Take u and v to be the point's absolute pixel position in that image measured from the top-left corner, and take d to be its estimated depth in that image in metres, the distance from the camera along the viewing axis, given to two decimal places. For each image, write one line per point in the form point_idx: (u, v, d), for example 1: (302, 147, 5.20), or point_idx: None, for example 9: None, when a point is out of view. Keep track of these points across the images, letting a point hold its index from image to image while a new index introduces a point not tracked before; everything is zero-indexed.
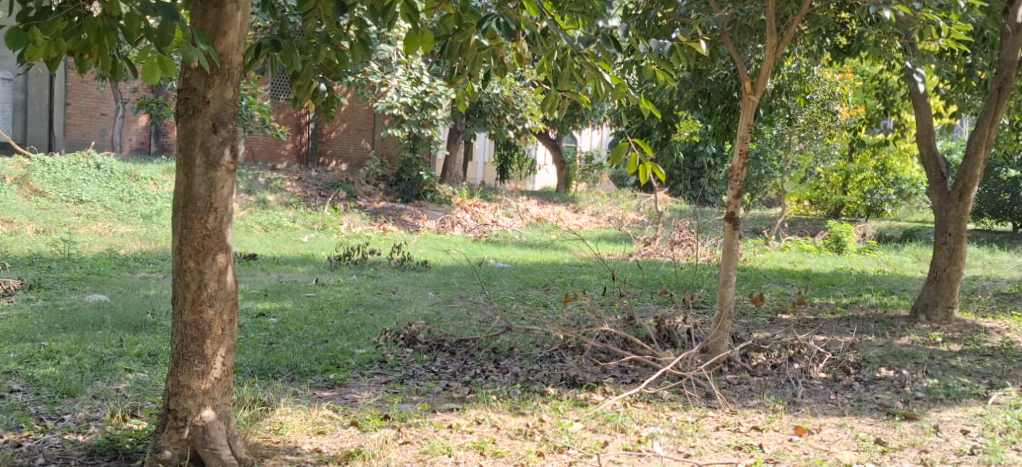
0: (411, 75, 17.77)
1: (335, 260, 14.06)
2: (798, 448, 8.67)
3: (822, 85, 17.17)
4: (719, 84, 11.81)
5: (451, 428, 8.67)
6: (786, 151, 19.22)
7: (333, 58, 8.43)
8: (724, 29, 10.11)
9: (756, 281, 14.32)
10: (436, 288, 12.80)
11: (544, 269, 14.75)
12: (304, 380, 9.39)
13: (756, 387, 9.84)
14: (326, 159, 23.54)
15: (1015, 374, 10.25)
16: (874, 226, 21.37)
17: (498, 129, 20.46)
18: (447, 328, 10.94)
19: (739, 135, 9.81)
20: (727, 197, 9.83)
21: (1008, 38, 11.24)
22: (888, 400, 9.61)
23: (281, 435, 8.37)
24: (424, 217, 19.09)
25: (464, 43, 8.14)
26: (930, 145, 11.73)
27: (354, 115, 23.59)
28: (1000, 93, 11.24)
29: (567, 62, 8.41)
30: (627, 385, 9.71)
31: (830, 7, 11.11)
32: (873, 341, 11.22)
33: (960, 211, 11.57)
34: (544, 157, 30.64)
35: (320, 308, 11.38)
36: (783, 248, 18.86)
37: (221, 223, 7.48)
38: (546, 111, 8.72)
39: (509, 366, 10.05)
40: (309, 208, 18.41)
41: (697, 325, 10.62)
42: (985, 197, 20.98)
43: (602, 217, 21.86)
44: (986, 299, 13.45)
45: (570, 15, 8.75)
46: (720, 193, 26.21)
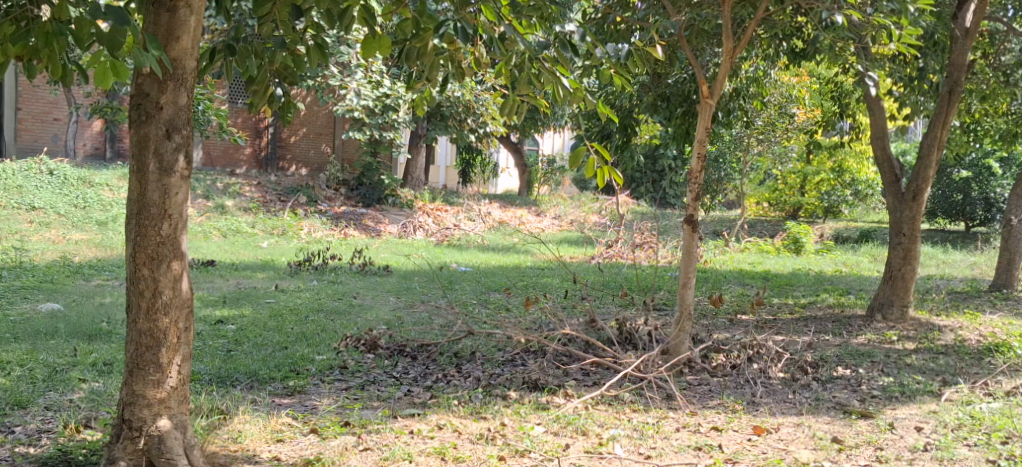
0: (371, 78, 17.76)
1: (295, 265, 14.02)
2: (757, 447, 8.74)
3: (779, 88, 17.38)
4: (678, 88, 11.94)
5: (413, 434, 8.68)
6: (744, 153, 19.39)
7: (289, 62, 8.40)
8: (681, 32, 10.16)
9: (715, 283, 14.42)
10: (397, 292, 12.79)
11: (505, 273, 14.78)
12: (262, 387, 9.37)
13: (716, 388, 9.91)
14: (286, 163, 23.43)
15: (967, 371, 10.41)
16: (831, 228, 21.58)
17: (460, 132, 20.46)
18: (409, 333, 10.93)
19: (697, 138, 9.88)
20: (686, 199, 9.89)
21: (957, 42, 11.49)
22: (844, 398, 9.71)
23: (239, 443, 8.35)
24: (386, 221, 19.07)
25: (422, 47, 8.14)
26: (884, 146, 11.86)
27: (313, 119, 23.45)
28: (951, 95, 11.40)
29: (526, 67, 8.40)
30: (588, 388, 9.74)
31: (786, 12, 11.22)
32: (830, 340, 11.34)
33: (914, 212, 11.71)
34: (506, 161, 30.70)
35: (279, 315, 11.33)
36: (742, 249, 18.99)
37: (175, 230, 7.45)
38: (506, 116, 8.67)
39: (471, 370, 10.05)
40: (268, 213, 18.33)
41: (657, 327, 10.68)
42: (939, 198, 21.24)
43: (564, 220, 21.93)
44: (941, 298, 13.61)
45: (528, 19, 8.76)
46: (681, 195, 26.36)
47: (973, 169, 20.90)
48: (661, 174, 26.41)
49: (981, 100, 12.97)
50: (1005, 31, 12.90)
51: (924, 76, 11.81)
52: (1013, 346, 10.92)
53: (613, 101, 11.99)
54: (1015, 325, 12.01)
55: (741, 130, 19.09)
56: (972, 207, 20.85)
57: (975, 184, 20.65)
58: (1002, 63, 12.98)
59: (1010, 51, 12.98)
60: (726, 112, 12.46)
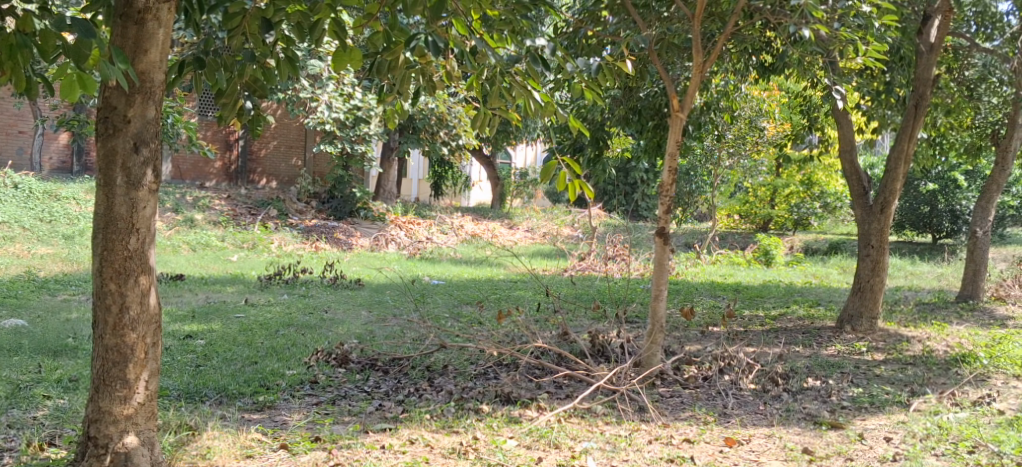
0: (342, 91, 17.71)
1: (265, 279, 13.95)
2: (728, 459, 8.76)
3: (749, 102, 17.59)
4: (650, 102, 11.95)
5: (384, 449, 8.66)
6: (715, 167, 19.46)
7: (259, 75, 8.35)
8: (652, 47, 10.19)
9: (687, 295, 14.45)
10: (369, 306, 12.75)
11: (478, 286, 14.77)
12: (231, 403, 9.31)
13: (688, 400, 9.91)
14: (256, 176, 23.18)
15: (935, 381, 10.46)
16: (801, 240, 21.69)
17: (432, 145, 20.38)
18: (380, 347, 10.89)
19: (668, 151, 9.90)
20: (657, 212, 9.91)
21: (922, 57, 11.59)
22: (814, 409, 9.73)
23: (208, 460, 8.30)
24: (357, 234, 19.00)
25: (393, 59, 8.15)
26: (852, 160, 11.89)
27: (285, 132, 23.36)
28: (916, 110, 11.50)
29: (497, 80, 8.45)
30: (561, 401, 9.73)
31: (755, 26, 11.30)
32: (800, 351, 11.37)
33: (882, 224, 11.80)
34: (478, 174, 30.65)
35: (249, 330, 11.26)
36: (713, 261, 19.04)
37: (142, 244, 7.40)
38: (478, 129, 8.68)
39: (443, 384, 10.02)
40: (238, 226, 18.24)
41: (630, 339, 10.69)
42: (906, 210, 21.40)
43: (537, 233, 21.95)
44: (909, 309, 13.69)
45: (499, 32, 8.75)
46: (653, 208, 26.43)
47: (939, 181, 21.00)
48: (634, 186, 26.48)
49: (947, 114, 13.04)
50: (969, 47, 13.05)
51: (892, 90, 11.83)
52: (980, 357, 10.99)
53: (584, 114, 11.95)
54: (982, 336, 12.09)
55: (712, 143, 19.15)
56: (939, 219, 21.05)
57: (941, 197, 20.79)
58: (966, 79, 13.23)
59: (973, 66, 13.20)
60: (697, 126, 12.47)
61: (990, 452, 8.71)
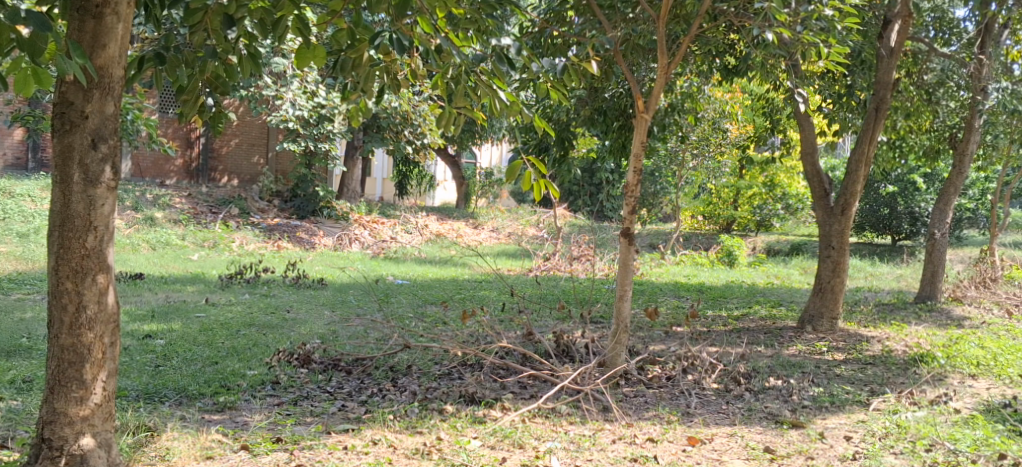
0: (306, 89, 17.59)
1: (226, 279, 13.80)
2: (691, 458, 8.76)
3: (713, 104, 17.64)
4: (615, 103, 11.86)
5: (347, 449, 8.60)
6: (679, 168, 19.50)
7: (221, 72, 8.24)
8: (616, 48, 10.18)
9: (651, 295, 14.45)
10: (332, 306, 12.65)
11: (443, 285, 14.70)
12: (191, 403, 9.21)
13: (652, 399, 9.89)
14: (218, 174, 22.96)
15: (894, 381, 10.52)
16: (764, 241, 21.79)
17: (397, 144, 20.18)
18: (344, 347, 10.81)
19: (633, 153, 9.89)
20: (622, 212, 9.90)
21: (883, 61, 11.62)
22: (775, 409, 9.74)
23: (167, 461, 8.21)
24: (321, 233, 18.87)
25: (356, 58, 8.07)
26: (814, 162, 11.92)
27: (248, 130, 23.07)
28: (877, 112, 11.54)
29: (462, 79, 8.41)
30: (525, 401, 9.69)
31: (719, 29, 11.32)
32: (762, 351, 11.39)
33: (843, 226, 11.85)
34: (444, 173, 30.56)
35: (210, 330, 11.14)
36: (677, 262, 19.07)
37: (101, 242, 7.29)
38: (442, 127, 8.57)
39: (407, 384, 9.94)
40: (199, 225, 18.07)
41: (594, 339, 10.69)
42: (867, 212, 21.54)
43: (501, 233, 21.90)
44: (868, 309, 13.76)
45: (464, 31, 8.68)
46: (618, 208, 26.45)
47: (898, 184, 21.12)
48: (598, 187, 26.48)
49: (905, 117, 13.18)
50: (927, 51, 12.85)
51: (852, 92, 11.99)
52: (938, 357, 11.06)
53: (550, 114, 11.96)
54: (939, 336, 12.17)
55: (676, 144, 19.17)
56: (899, 221, 21.14)
57: (901, 199, 20.93)
58: (925, 83, 13.03)
59: (932, 70, 12.98)
60: (662, 127, 12.42)
61: (947, 450, 8.75)
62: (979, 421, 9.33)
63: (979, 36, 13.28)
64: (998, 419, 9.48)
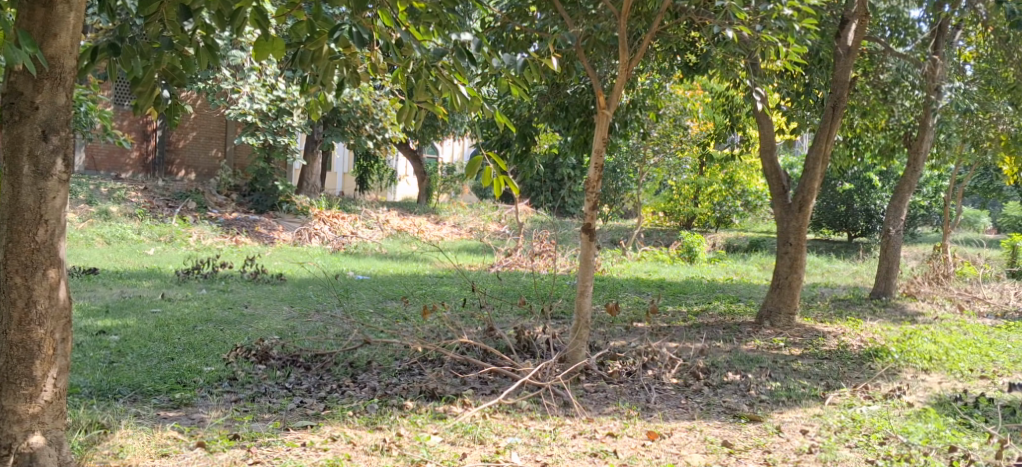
0: (264, 82, 17.48)
1: (182, 273, 13.65)
2: (650, 453, 8.76)
3: (674, 101, 17.63)
4: (577, 99, 11.73)
5: (305, 446, 8.53)
6: (640, 164, 19.54)
7: (177, 64, 8.11)
8: (579, 44, 10.20)
9: (612, 291, 14.43)
10: (291, 301, 12.53)
11: (403, 281, 14.60)
12: (147, 400, 9.09)
13: (612, 394, 9.86)
14: (174, 168, 22.64)
15: (850, 376, 10.56)
16: (723, 237, 21.85)
17: (357, 139, 19.95)
18: (303, 343, 10.69)
19: (594, 148, 9.90)
20: (583, 208, 9.88)
21: (840, 60, 11.60)
22: (734, 403, 9.76)
23: (120, 459, 8.13)
24: (279, 227, 18.71)
25: (316, 50, 8.00)
26: (772, 159, 11.93)
27: (205, 123, 22.78)
28: (834, 111, 11.54)
29: (422, 73, 8.38)
30: (486, 397, 9.64)
31: (680, 27, 11.40)
32: (720, 347, 11.39)
33: (800, 222, 11.86)
34: (405, 168, 30.42)
35: (165, 325, 10.99)
36: (638, 258, 19.06)
37: (51, 236, 7.17)
38: (402, 122, 8.59)
39: (367, 380, 9.88)
40: (155, 219, 17.86)
41: (555, 334, 10.66)
42: (824, 210, 21.67)
43: (463, 229, 21.82)
44: (825, 305, 13.83)
45: (425, 26, 8.66)
46: (579, 205, 26.47)
47: (855, 181, 21.22)
48: (560, 183, 26.44)
49: (862, 115, 13.18)
50: (883, 51, 12.86)
51: (811, 91, 12.15)
52: (892, 351, 11.14)
53: (511, 110, 11.84)
54: (894, 331, 12.25)
55: (638, 141, 19.21)
56: (854, 218, 21.30)
57: (857, 196, 21.05)
58: (881, 82, 12.97)
59: (888, 70, 12.90)
60: (623, 124, 12.30)
61: (900, 443, 8.83)
62: (931, 415, 9.40)
63: (933, 37, 13.43)
64: (950, 412, 9.56)
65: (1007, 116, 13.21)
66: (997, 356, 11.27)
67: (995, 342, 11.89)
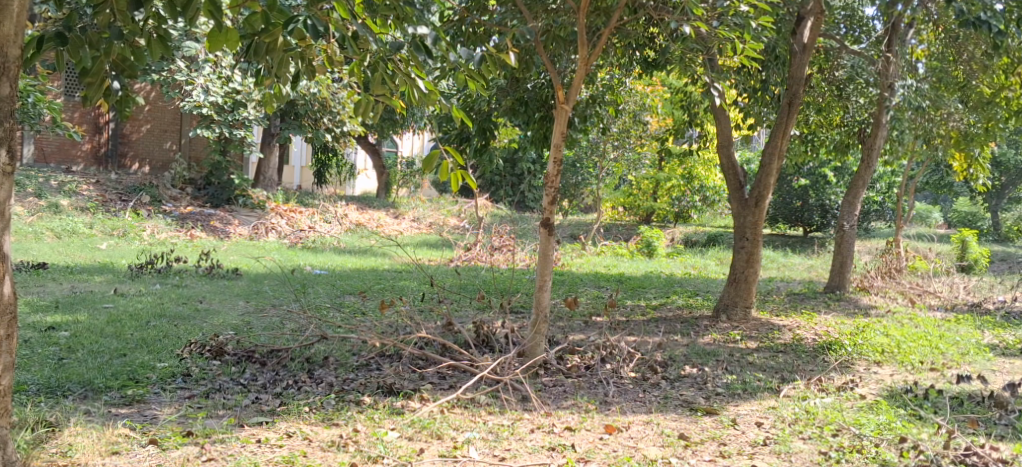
0: (220, 74, 17.37)
1: (136, 268, 13.48)
2: (608, 446, 8.76)
3: (634, 96, 17.63)
4: (537, 93, 11.68)
5: (260, 443, 8.49)
6: (600, 159, 19.52)
7: (128, 54, 7.97)
8: (537, 38, 10.20)
9: (571, 285, 14.41)
10: (247, 296, 12.42)
11: (361, 276, 14.51)
12: (97, 397, 8.98)
13: (570, 389, 9.85)
14: (127, 161, 22.37)
15: (804, 368, 10.61)
16: (681, 232, 21.92)
17: (315, 132, 19.82)
18: (258, 338, 10.58)
19: (554, 143, 9.90)
20: (542, 203, 9.85)
21: (796, 56, 11.63)
22: (690, 396, 9.78)
23: (69, 458, 8.07)
24: (235, 221, 18.53)
25: (271, 42, 7.89)
26: (729, 155, 11.96)
27: (159, 115, 22.45)
28: (790, 107, 11.56)
29: (380, 67, 8.40)
30: (444, 392, 9.58)
31: (640, 22, 11.37)
32: (678, 340, 11.41)
33: (756, 217, 11.88)
34: (364, 161, 30.37)
35: (118, 321, 10.85)
36: (598, 252, 19.07)
37: None
38: (360, 115, 8.53)
39: (323, 375, 9.78)
40: (107, 213, 17.63)
41: (514, 329, 10.62)
42: (780, 205, 21.79)
43: (423, 223, 21.73)
44: (780, 299, 13.90)
45: (383, 18, 8.59)
46: (539, 199, 26.44)
47: (810, 177, 21.33)
48: (520, 177, 26.40)
49: (818, 112, 13.57)
50: (838, 48, 13.17)
51: (767, 88, 12.15)
52: (846, 345, 11.21)
53: (470, 104, 11.66)
54: (848, 324, 12.33)
55: (596, 135, 19.22)
56: (809, 213, 21.42)
57: (813, 192, 21.19)
58: (836, 79, 13.25)
59: (843, 67, 13.23)
60: (583, 119, 12.20)
61: (852, 434, 8.91)
62: (883, 406, 9.47)
63: (886, 35, 13.38)
64: (901, 404, 9.63)
65: (957, 113, 13.34)
66: (947, 349, 11.38)
67: (946, 334, 12.00)
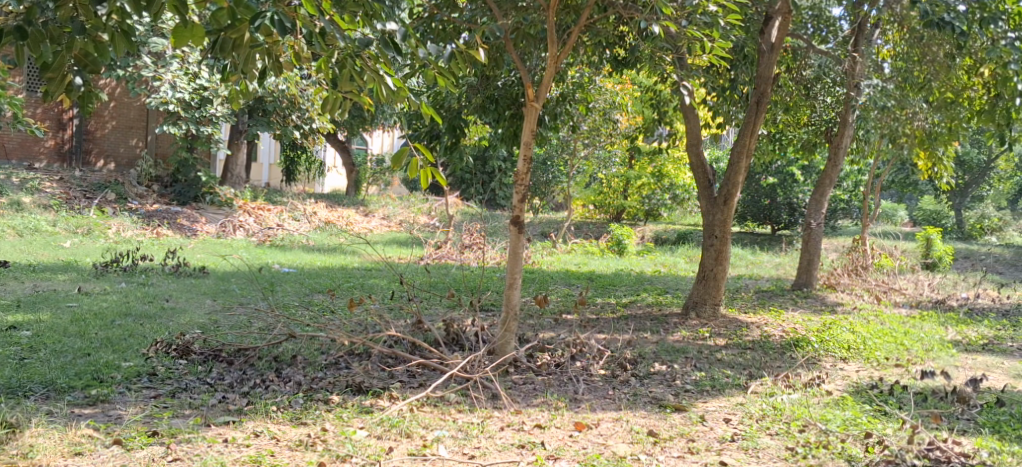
0: (187, 71, 17.28)
1: (101, 266, 13.35)
2: (577, 444, 8.75)
3: (603, 94, 17.64)
4: (506, 91, 11.62)
5: (226, 442, 8.42)
6: (571, 157, 19.49)
7: (90, 50, 7.82)
8: (507, 35, 10.17)
9: (542, 283, 14.37)
10: (214, 295, 12.31)
11: (330, 274, 14.42)
12: (60, 397, 8.89)
13: (541, 386, 9.81)
14: (92, 158, 22.00)
15: (772, 365, 10.62)
16: (651, 230, 21.94)
17: (283, 129, 19.70)
18: (225, 337, 10.46)
19: (523, 141, 9.87)
20: (512, 201, 9.81)
21: (763, 56, 11.62)
22: (659, 393, 9.77)
23: (30, 459, 8.04)
24: (202, 219, 18.39)
25: (237, 38, 7.82)
26: (698, 153, 11.96)
27: (125, 112, 22.16)
28: (758, 106, 11.55)
29: (347, 63, 8.29)
30: (414, 390, 9.53)
31: (610, 20, 11.35)
32: (647, 338, 11.40)
33: (725, 215, 11.87)
34: (334, 159, 30.22)
35: (82, 320, 10.72)
36: (568, 250, 19.06)
37: None
38: (328, 112, 8.58)
39: (291, 374, 9.66)
40: (71, 210, 17.45)
41: (483, 327, 10.56)
42: (749, 203, 21.85)
43: (393, 221, 21.64)
44: (749, 296, 13.92)
45: (351, 14, 8.50)
46: (510, 196, 26.40)
47: (779, 175, 21.39)
48: (491, 175, 26.35)
49: (785, 111, 13.50)
50: (805, 48, 13.18)
51: (736, 87, 12.27)
52: (812, 341, 11.25)
53: (441, 102, 11.70)
54: (814, 321, 12.36)
55: (567, 133, 19.19)
56: (777, 211, 21.50)
57: (781, 190, 21.25)
58: (804, 78, 13.35)
59: (810, 67, 13.30)
60: (553, 116, 12.18)
61: (819, 430, 8.94)
62: (849, 403, 9.51)
63: (853, 35, 13.56)
64: (866, 400, 9.67)
65: (922, 113, 13.29)
66: (912, 345, 11.43)
67: (910, 331, 12.06)
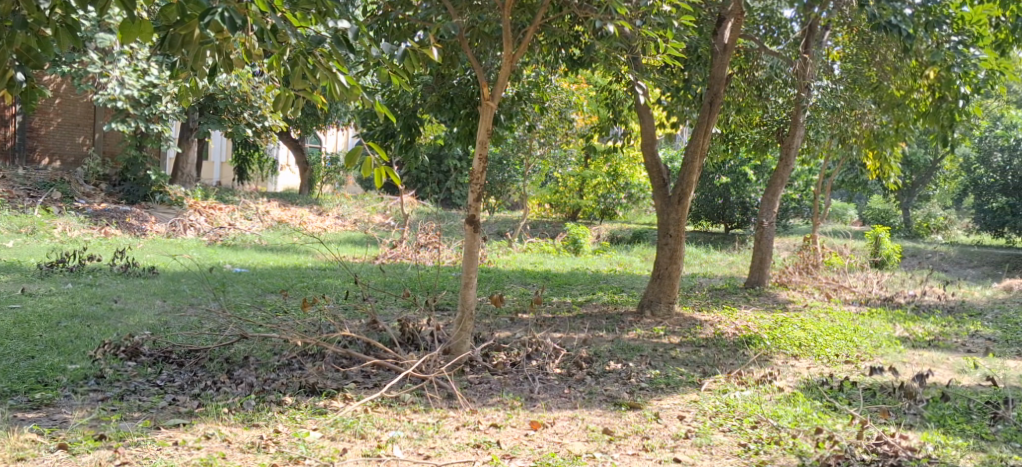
0: (135, 67, 17.04)
1: (46, 267, 13.10)
2: (533, 442, 8.69)
3: (559, 93, 17.59)
4: (461, 90, 11.41)
5: (176, 445, 8.29)
6: (527, 156, 19.41)
7: (32, 44, 7.66)
8: (462, 34, 10.02)
9: (497, 283, 14.28)
10: (163, 295, 12.14)
11: (283, 274, 14.23)
12: (3, 401, 8.71)
13: (496, 386, 9.73)
14: (37, 155, 21.61)
15: (725, 362, 10.59)
16: (607, 229, 21.93)
17: (235, 126, 19.39)
18: (175, 338, 10.30)
19: (478, 140, 9.79)
20: (467, 200, 9.73)
21: (717, 56, 11.61)
22: (614, 391, 9.72)
23: None
24: (152, 218, 18.12)
25: (186, 35, 7.68)
26: (652, 153, 11.94)
27: (71, 108, 21.73)
28: (712, 106, 11.54)
29: (299, 61, 8.14)
30: (368, 391, 9.40)
31: (565, 20, 11.29)
32: (603, 336, 11.35)
33: (679, 215, 11.86)
34: (286, 157, 29.96)
35: (26, 322, 10.52)
36: (524, 249, 18.99)
37: None
38: (280, 110, 8.44)
39: (243, 376, 9.49)
40: (16, 209, 17.14)
41: (439, 326, 10.45)
42: (702, 202, 21.89)
43: (347, 220, 21.47)
44: (702, 294, 13.90)
45: (303, 12, 8.34)
46: (465, 195, 26.30)
47: (732, 174, 21.44)
48: (446, 174, 26.24)
49: (737, 112, 13.28)
50: (757, 49, 12.95)
51: (689, 87, 12.24)
52: (764, 339, 11.27)
53: (396, 100, 11.56)
54: (767, 319, 12.37)
55: (522, 132, 19.10)
56: (730, 210, 21.56)
57: (734, 189, 21.31)
58: (756, 79, 13.13)
59: (762, 68, 13.09)
60: (508, 116, 11.98)
61: (771, 426, 8.94)
62: (800, 399, 9.52)
63: (804, 37, 13.57)
64: (817, 396, 9.68)
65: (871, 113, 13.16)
66: (861, 342, 11.46)
67: (861, 328, 12.11)
